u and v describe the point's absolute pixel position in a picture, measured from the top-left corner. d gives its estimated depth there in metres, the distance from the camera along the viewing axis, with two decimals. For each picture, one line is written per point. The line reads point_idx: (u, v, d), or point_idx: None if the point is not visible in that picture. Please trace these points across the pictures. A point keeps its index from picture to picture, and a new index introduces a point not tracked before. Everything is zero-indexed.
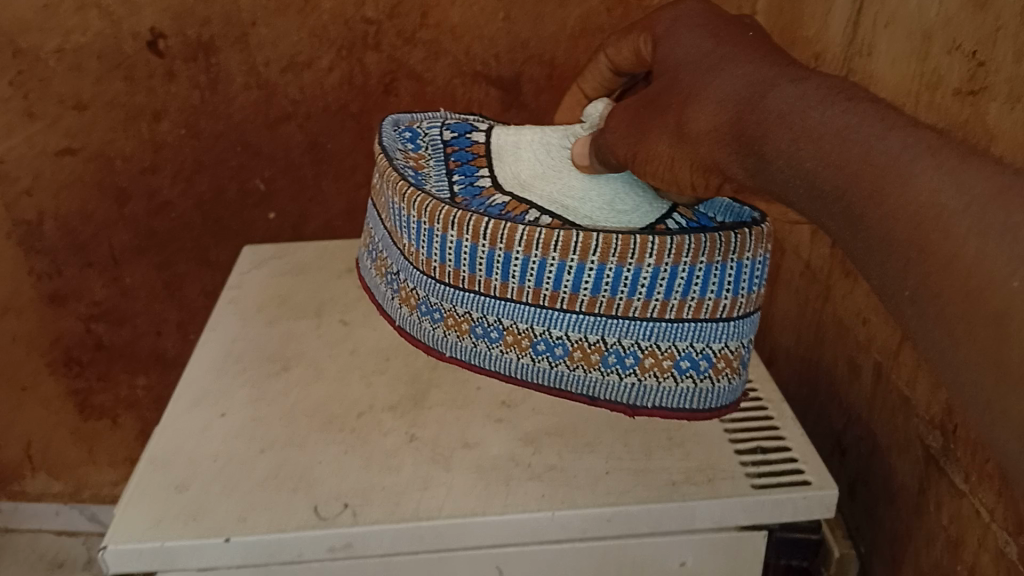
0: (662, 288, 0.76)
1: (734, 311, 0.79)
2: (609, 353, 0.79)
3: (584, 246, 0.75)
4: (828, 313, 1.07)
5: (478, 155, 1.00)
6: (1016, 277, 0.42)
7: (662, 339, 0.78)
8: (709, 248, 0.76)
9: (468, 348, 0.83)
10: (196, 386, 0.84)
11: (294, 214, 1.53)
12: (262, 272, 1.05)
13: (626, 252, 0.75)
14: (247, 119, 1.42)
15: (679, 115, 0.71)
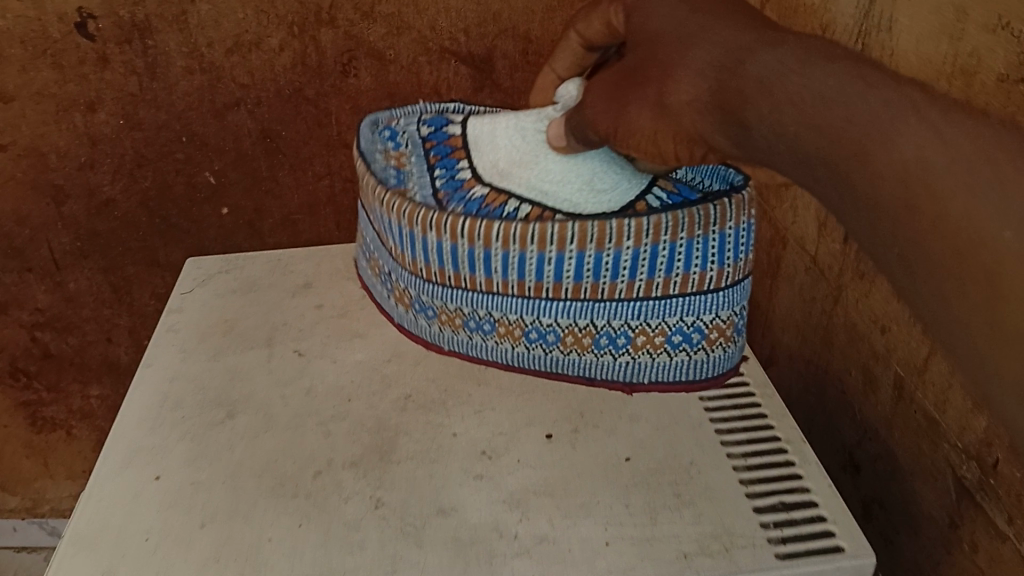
0: (646, 267, 0.70)
1: (721, 280, 0.72)
2: (601, 336, 0.73)
3: (561, 235, 0.70)
4: (839, 316, 0.97)
5: (457, 147, 0.88)
6: (1009, 227, 0.36)
7: (650, 317, 0.72)
8: (687, 223, 0.70)
9: (465, 340, 0.78)
10: (128, 444, 0.73)
11: (249, 209, 1.37)
12: (206, 290, 0.93)
13: (603, 236, 0.70)
14: (191, 106, 1.25)
15: (659, 83, 0.57)
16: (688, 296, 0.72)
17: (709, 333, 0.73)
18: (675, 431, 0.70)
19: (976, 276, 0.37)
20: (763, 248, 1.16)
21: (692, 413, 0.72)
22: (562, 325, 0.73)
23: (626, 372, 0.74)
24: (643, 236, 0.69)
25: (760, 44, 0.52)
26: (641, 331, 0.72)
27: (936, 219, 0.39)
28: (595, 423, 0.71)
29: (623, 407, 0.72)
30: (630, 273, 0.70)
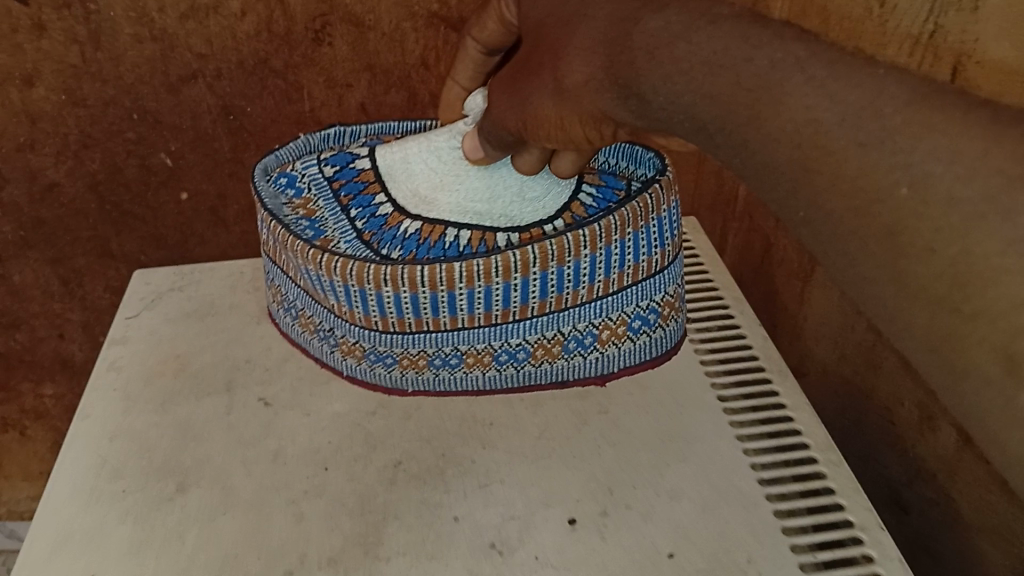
0: (608, 263, 0.64)
1: (666, 258, 0.67)
2: (569, 341, 0.66)
3: (523, 261, 0.62)
4: (889, 338, 0.84)
5: (371, 180, 0.72)
6: (905, 180, 0.31)
7: (611, 311, 0.66)
8: (631, 216, 0.64)
9: (431, 379, 0.67)
10: (55, 525, 0.59)
11: (212, 193, 1.06)
12: (154, 316, 0.79)
13: (563, 249, 0.63)
14: (140, 77, 0.95)
15: (553, 68, 0.51)
16: (640, 283, 0.66)
17: (661, 307, 0.68)
18: (726, 514, 0.57)
19: (879, 233, 0.32)
20: (794, 246, 1.02)
21: (744, 490, 0.59)
22: (531, 340, 0.65)
23: (598, 368, 0.68)
24: (598, 240, 0.63)
25: (782, 55, 0.37)
26: (606, 329, 0.66)
27: (836, 178, 0.34)
28: (628, 503, 0.58)
29: (660, 482, 0.59)
30: (595, 271, 0.64)
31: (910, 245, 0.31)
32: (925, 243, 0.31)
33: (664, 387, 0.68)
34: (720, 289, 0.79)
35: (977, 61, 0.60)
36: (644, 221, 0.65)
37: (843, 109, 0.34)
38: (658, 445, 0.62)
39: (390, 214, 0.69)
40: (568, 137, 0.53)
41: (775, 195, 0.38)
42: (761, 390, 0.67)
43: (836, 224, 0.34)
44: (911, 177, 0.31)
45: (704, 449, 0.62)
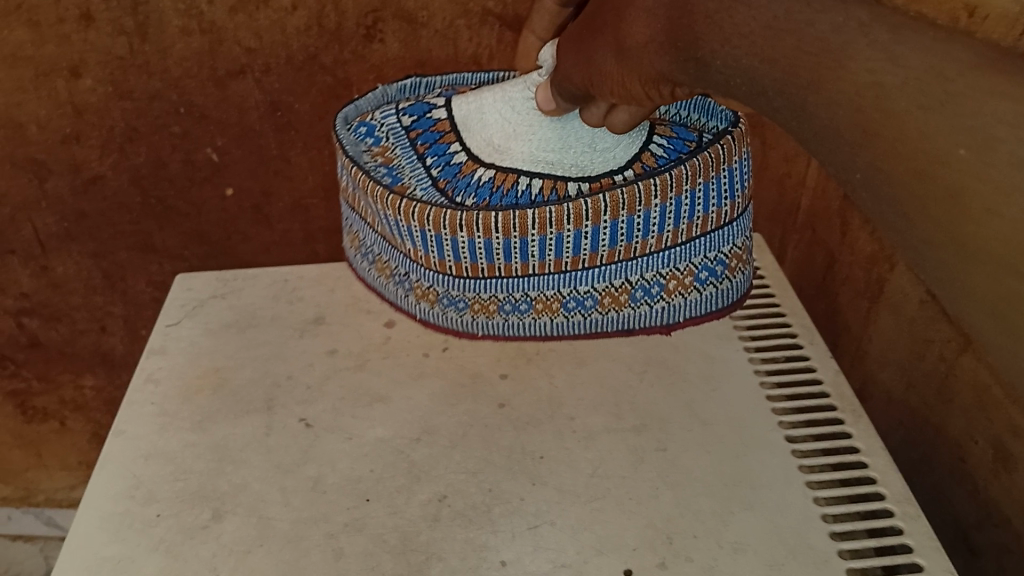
0: (674, 211, 0.63)
1: (734, 212, 0.66)
2: (637, 291, 0.66)
3: (594, 208, 0.62)
4: (964, 369, 0.79)
5: (448, 129, 0.71)
6: (964, 142, 0.28)
7: (679, 262, 0.65)
8: (702, 166, 0.63)
9: (502, 324, 0.69)
10: (85, 555, 0.57)
11: (256, 191, 1.03)
12: (195, 326, 0.76)
13: (634, 197, 0.62)
14: (188, 71, 0.92)
15: (614, 26, 0.48)
16: (706, 235, 0.65)
17: (728, 259, 0.67)
18: (794, 572, 0.53)
19: (937, 199, 0.29)
20: (860, 264, 0.96)
21: (814, 545, 0.54)
22: (599, 289, 0.65)
23: (664, 320, 0.68)
24: (668, 190, 0.62)
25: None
26: (672, 281, 0.66)
27: (897, 143, 0.30)
28: (689, 555, 0.54)
29: (723, 532, 0.55)
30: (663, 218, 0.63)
31: (966, 210, 0.28)
32: (984, 208, 0.27)
33: (727, 424, 0.63)
34: (786, 316, 0.74)
35: None
36: (714, 175, 0.64)
37: (903, 71, 0.30)
38: (721, 491, 0.58)
39: (464, 162, 0.69)
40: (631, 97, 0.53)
41: (828, 156, 0.35)
42: (833, 432, 0.63)
43: (894, 185, 0.31)
44: (971, 135, 0.27)
45: (771, 497, 0.57)
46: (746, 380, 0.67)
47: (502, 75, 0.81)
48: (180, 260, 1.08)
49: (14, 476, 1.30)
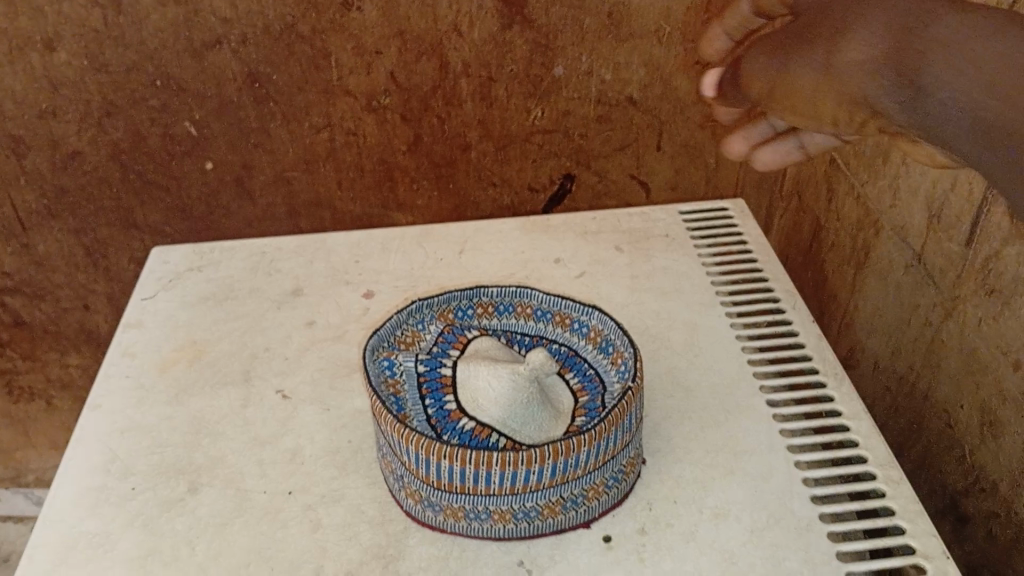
0: (521, 474, 0.50)
1: (627, 403, 0.52)
2: (518, 513, 0.52)
3: (464, 469, 0.50)
4: (951, 333, 0.79)
5: (401, 341, 0.58)
6: None
7: (561, 481, 0.51)
8: (577, 439, 0.50)
9: (383, 470, 0.57)
10: (61, 527, 0.56)
11: (237, 164, 1.00)
12: (172, 298, 0.75)
13: (509, 465, 0.50)
14: (163, 43, 0.90)
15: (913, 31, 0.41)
16: (586, 452, 0.51)
17: (588, 493, 0.52)
18: (775, 537, 0.52)
19: None
20: (848, 230, 0.96)
21: (797, 511, 0.54)
22: (464, 510, 0.52)
23: (552, 518, 0.52)
24: (549, 459, 0.50)
25: None
26: (499, 513, 0.51)
27: None
28: (669, 521, 0.53)
29: (704, 498, 0.55)
30: (506, 477, 0.50)
31: None
32: None
33: (711, 392, 0.63)
34: (770, 281, 0.73)
35: None
36: (605, 434, 0.51)
37: None
38: (704, 459, 0.57)
39: (392, 389, 0.54)
40: (828, 123, 0.46)
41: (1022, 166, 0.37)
42: (817, 396, 0.62)
43: None
44: None
45: (755, 463, 0.57)
46: (728, 346, 0.66)
47: (491, 290, 0.62)
48: (163, 237, 1.05)
49: (4, 455, 1.29)
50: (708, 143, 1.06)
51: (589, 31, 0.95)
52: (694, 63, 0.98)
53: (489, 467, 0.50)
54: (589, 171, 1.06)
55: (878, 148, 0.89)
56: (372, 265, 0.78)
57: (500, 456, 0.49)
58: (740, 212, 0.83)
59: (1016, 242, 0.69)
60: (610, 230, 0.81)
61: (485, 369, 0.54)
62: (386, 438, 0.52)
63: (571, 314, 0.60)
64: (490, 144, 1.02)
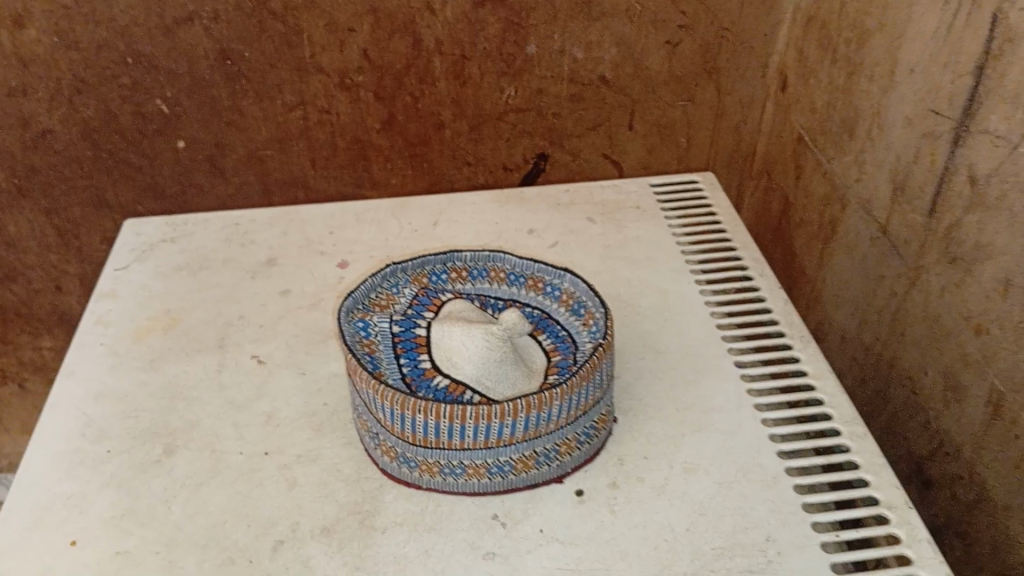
0: (495, 428, 0.51)
1: (600, 360, 0.53)
2: (493, 467, 0.53)
3: (441, 424, 0.51)
4: (914, 302, 0.81)
5: (377, 304, 0.59)
6: None
7: (534, 435, 0.52)
8: (550, 393, 0.51)
9: (359, 434, 0.57)
10: (35, 490, 0.56)
11: (210, 142, 1.00)
12: (145, 268, 0.75)
13: (484, 420, 0.50)
14: (134, 19, 0.90)
15: None
16: (558, 406, 0.52)
17: (561, 448, 0.53)
18: (743, 489, 0.54)
19: None
20: (815, 205, 0.98)
21: (764, 465, 0.55)
22: (439, 466, 0.53)
23: (526, 473, 0.53)
24: (521, 414, 0.51)
25: None
26: (474, 468, 0.52)
27: None
28: (640, 475, 0.55)
29: (674, 454, 0.56)
30: (481, 431, 0.51)
31: None
32: None
33: (681, 353, 0.64)
34: (738, 249, 0.74)
35: None
36: (577, 389, 0.52)
37: None
38: (674, 417, 0.59)
39: (368, 349, 0.55)
40: None
41: None
42: (783, 357, 0.63)
43: None
44: None
45: (724, 421, 0.58)
46: (698, 311, 0.68)
47: (464, 255, 0.63)
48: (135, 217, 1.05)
49: None
50: (679, 123, 1.07)
51: (561, 9, 0.96)
52: (665, 42, 1.00)
53: (464, 420, 0.50)
54: (563, 150, 1.07)
55: (845, 124, 0.91)
56: (347, 236, 0.78)
57: (474, 410, 0.50)
58: (709, 184, 0.84)
59: (977, 210, 0.71)
60: (583, 201, 0.82)
61: (459, 328, 0.55)
62: (363, 395, 0.52)
63: (544, 278, 0.61)
64: (464, 123, 1.02)
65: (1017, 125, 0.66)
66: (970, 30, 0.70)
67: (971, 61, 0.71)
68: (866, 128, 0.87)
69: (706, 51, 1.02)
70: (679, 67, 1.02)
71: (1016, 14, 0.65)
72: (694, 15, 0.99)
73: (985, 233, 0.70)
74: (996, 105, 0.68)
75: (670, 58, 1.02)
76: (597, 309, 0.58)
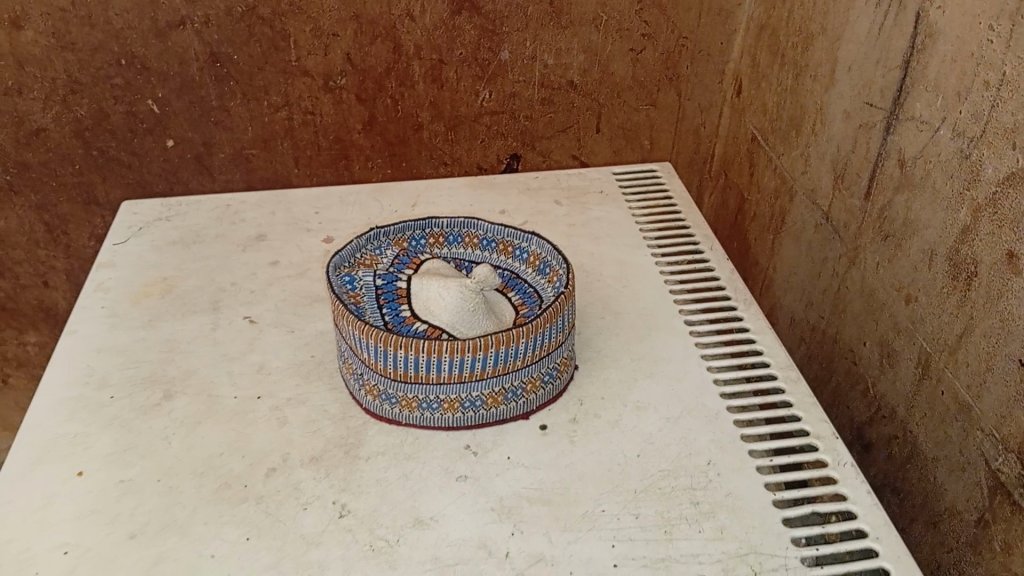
0: (468, 361, 0.57)
1: (563, 306, 0.60)
2: (465, 402, 0.59)
3: (420, 359, 0.57)
4: (854, 280, 0.88)
5: (365, 263, 0.65)
6: None
7: (503, 372, 0.58)
8: (518, 333, 0.57)
9: (344, 379, 0.63)
10: (41, 429, 0.61)
11: (197, 141, 1.05)
12: (141, 243, 0.80)
13: (460, 355, 0.57)
14: (128, 22, 0.96)
15: None
16: (524, 345, 0.58)
17: (527, 386, 0.60)
18: (689, 423, 0.60)
19: None
20: (766, 199, 1.05)
21: (708, 403, 0.62)
22: (417, 400, 0.59)
23: (495, 409, 0.60)
24: (493, 351, 0.57)
25: None
26: (448, 402, 0.59)
27: None
28: (597, 412, 0.61)
29: (628, 395, 0.62)
30: (455, 365, 0.57)
31: None
32: None
33: (637, 314, 0.70)
34: (691, 226, 0.81)
35: None
36: (542, 330, 0.58)
37: None
38: (629, 365, 0.65)
39: (354, 301, 0.60)
40: None
41: None
42: (728, 317, 0.70)
43: None
44: None
45: (673, 368, 0.65)
46: (653, 279, 0.74)
47: (442, 221, 0.69)
48: None
49: None
50: (642, 125, 1.15)
51: (532, 17, 1.03)
52: (628, 50, 1.08)
53: (440, 355, 0.57)
54: (534, 151, 1.14)
55: (792, 122, 0.98)
56: (331, 216, 0.85)
57: (449, 344, 0.56)
58: (666, 172, 0.91)
59: (905, 191, 0.79)
60: (551, 187, 0.89)
61: (436, 282, 0.61)
62: (350, 336, 0.58)
63: (513, 242, 0.68)
64: (441, 124, 1.09)
65: (936, 111, 0.73)
66: (898, 31, 0.78)
67: (898, 58, 0.78)
68: (811, 125, 0.95)
69: (666, 58, 1.10)
70: (641, 73, 1.10)
71: (933, 14, 0.73)
72: (655, 25, 1.07)
73: (912, 211, 0.78)
74: (919, 96, 0.76)
75: (633, 65, 1.09)
76: (560, 266, 0.64)
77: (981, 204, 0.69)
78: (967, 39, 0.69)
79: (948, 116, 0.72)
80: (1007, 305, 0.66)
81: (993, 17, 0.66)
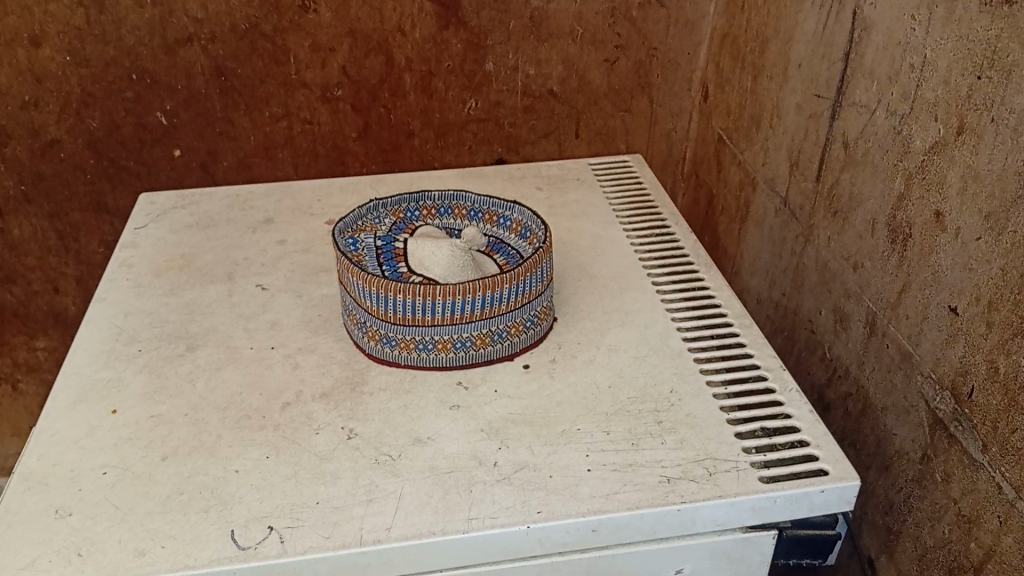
0: (459, 304, 0.65)
1: (542, 258, 0.68)
2: (457, 343, 0.67)
3: (417, 303, 0.65)
4: (810, 256, 0.97)
5: (368, 230, 0.73)
6: None
7: (490, 314, 0.66)
8: (502, 278, 0.65)
9: (350, 331, 0.71)
10: (78, 378, 0.68)
11: (203, 150, 1.12)
12: (160, 227, 0.88)
13: (452, 298, 0.65)
14: (140, 40, 1.03)
15: None
16: (508, 290, 0.66)
17: (511, 329, 0.68)
18: (655, 361, 0.68)
19: None
20: (732, 191, 1.14)
21: (671, 344, 0.70)
22: (414, 341, 0.66)
23: (483, 349, 0.67)
24: (480, 294, 0.65)
25: None
26: (443, 343, 0.66)
27: None
28: (574, 354, 0.69)
29: (601, 339, 0.71)
30: (447, 308, 0.65)
31: None
32: None
33: (609, 276, 0.79)
34: (658, 205, 0.90)
35: (962, 24, 0.70)
36: (523, 276, 0.66)
37: None
38: (602, 316, 0.73)
39: (358, 258, 0.69)
40: None
41: None
42: (690, 277, 0.78)
43: None
44: None
45: (640, 318, 0.73)
46: (625, 248, 0.83)
47: (439, 197, 0.77)
48: None
49: None
50: (618, 131, 1.23)
51: (514, 32, 1.12)
52: (604, 60, 1.17)
53: (434, 298, 0.65)
54: (518, 155, 1.22)
55: (752, 119, 1.08)
56: (333, 202, 0.93)
57: (442, 288, 0.64)
58: (636, 162, 1.00)
59: (850, 170, 0.87)
60: (532, 176, 0.97)
61: (429, 242, 0.69)
62: (356, 285, 0.66)
63: (498, 212, 0.76)
64: (431, 131, 1.17)
65: (873, 95, 0.83)
66: (840, 28, 0.88)
67: (840, 52, 0.88)
68: (768, 120, 1.04)
69: (639, 68, 1.19)
70: (616, 81, 1.19)
71: (868, 10, 0.83)
72: (627, 37, 1.16)
73: (856, 186, 0.87)
74: (858, 84, 0.85)
75: (609, 74, 1.18)
76: (538, 229, 0.72)
77: (912, 172, 0.77)
78: (896, 30, 0.78)
79: (882, 98, 0.81)
80: (936, 258, 0.75)
81: (915, 8, 0.75)
